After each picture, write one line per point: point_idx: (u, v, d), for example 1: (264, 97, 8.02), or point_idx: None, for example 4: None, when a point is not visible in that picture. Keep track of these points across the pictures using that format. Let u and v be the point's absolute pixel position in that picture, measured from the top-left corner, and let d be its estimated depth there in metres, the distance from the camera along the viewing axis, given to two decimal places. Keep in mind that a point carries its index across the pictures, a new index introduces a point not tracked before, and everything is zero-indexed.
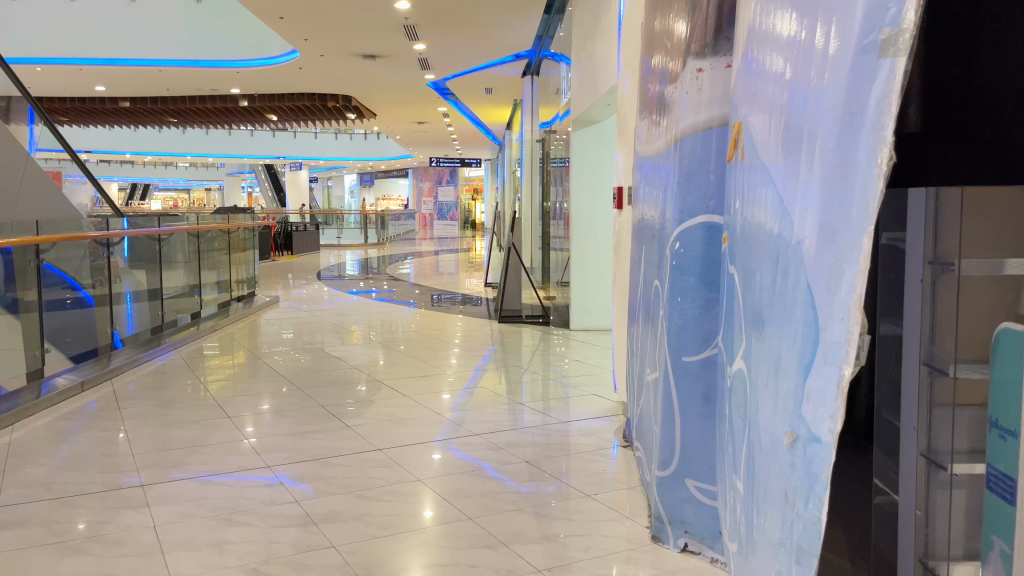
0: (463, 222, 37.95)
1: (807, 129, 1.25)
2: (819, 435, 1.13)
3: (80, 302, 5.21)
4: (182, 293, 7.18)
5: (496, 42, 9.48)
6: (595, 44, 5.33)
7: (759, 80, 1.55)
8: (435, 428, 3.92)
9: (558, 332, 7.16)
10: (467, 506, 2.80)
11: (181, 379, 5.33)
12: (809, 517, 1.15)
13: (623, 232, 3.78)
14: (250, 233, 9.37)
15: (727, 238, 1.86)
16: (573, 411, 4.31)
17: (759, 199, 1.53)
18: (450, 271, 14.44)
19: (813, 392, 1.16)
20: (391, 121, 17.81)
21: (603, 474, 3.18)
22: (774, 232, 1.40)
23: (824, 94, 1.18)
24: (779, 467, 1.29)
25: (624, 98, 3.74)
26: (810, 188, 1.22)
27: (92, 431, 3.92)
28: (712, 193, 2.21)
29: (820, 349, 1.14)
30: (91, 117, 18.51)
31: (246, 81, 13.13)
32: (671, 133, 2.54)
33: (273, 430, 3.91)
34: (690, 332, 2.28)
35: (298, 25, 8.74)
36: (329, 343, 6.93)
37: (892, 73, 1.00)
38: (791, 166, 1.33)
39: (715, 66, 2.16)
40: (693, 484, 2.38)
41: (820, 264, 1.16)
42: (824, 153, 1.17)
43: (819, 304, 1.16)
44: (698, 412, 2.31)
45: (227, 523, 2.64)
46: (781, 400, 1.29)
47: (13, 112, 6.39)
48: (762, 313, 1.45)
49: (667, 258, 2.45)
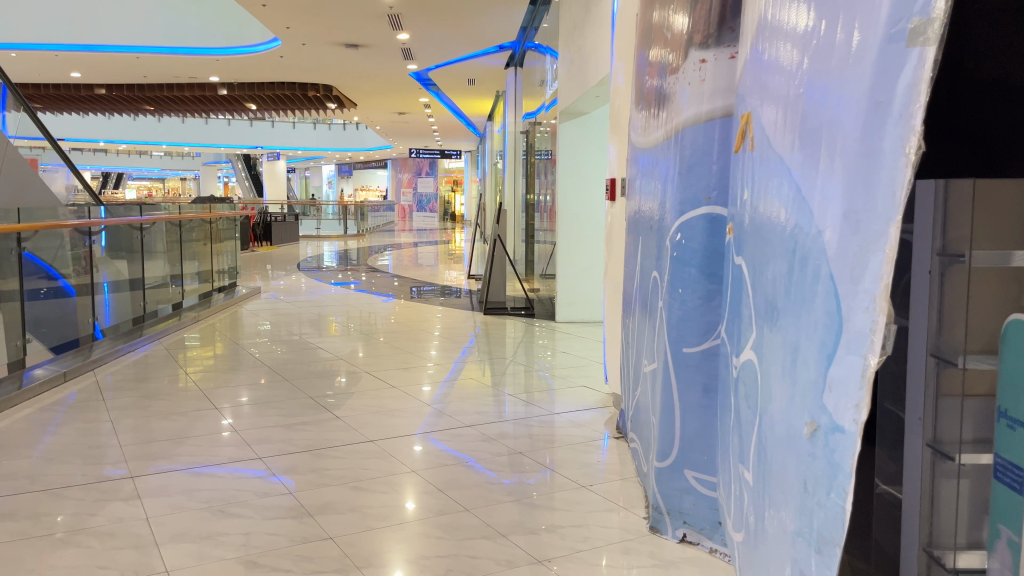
0: (444, 214, 37.76)
1: (828, 119, 1.25)
2: (843, 425, 1.13)
3: (60, 292, 5.13)
4: (162, 284, 7.08)
5: (479, 32, 9.44)
6: (585, 35, 5.31)
7: (771, 74, 1.56)
8: (418, 419, 3.90)
9: (542, 324, 7.13)
10: (462, 497, 2.78)
11: (163, 371, 5.26)
12: (832, 506, 1.15)
13: (616, 225, 3.79)
14: (231, 223, 9.24)
15: (734, 228, 1.89)
16: (559, 403, 4.31)
17: (772, 191, 1.53)
18: (429, 261, 14.77)
19: (835, 381, 1.16)
20: (370, 111, 17.66)
21: (595, 465, 3.18)
22: (790, 224, 1.40)
23: (846, 88, 1.19)
24: (796, 459, 1.29)
25: (617, 90, 3.73)
26: (831, 180, 1.22)
27: (76, 423, 3.86)
28: (714, 183, 2.21)
29: (843, 338, 1.14)
30: (67, 104, 18.22)
31: (226, 69, 12.95)
32: (670, 125, 2.52)
33: (258, 421, 3.87)
34: (690, 324, 2.27)
35: (280, 12, 8.63)
36: (309, 335, 6.86)
37: (920, 62, 1.01)
38: (808, 158, 1.33)
39: (718, 57, 2.16)
40: (692, 474, 2.36)
41: (842, 255, 1.17)
42: (844, 146, 1.18)
43: (842, 294, 1.16)
44: (698, 403, 2.30)
45: (221, 515, 2.60)
46: (800, 392, 1.29)
47: None
48: (776, 303, 1.46)
49: (667, 249, 2.45)
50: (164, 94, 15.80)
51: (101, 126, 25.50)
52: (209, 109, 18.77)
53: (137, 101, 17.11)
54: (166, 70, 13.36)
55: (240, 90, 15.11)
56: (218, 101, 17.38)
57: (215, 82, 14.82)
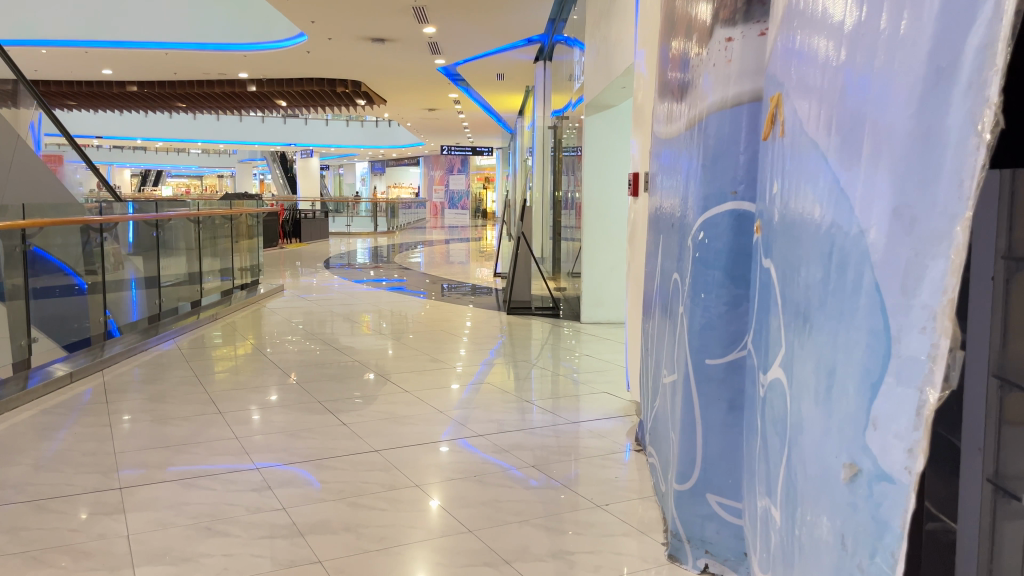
0: (476, 210, 37.55)
1: (873, 98, 1.02)
2: (891, 473, 0.91)
3: (73, 289, 5.02)
4: (183, 281, 6.96)
5: (506, 25, 9.21)
6: (611, 23, 5.06)
7: (807, 52, 1.34)
8: (435, 427, 3.72)
9: (569, 325, 6.90)
10: (468, 517, 2.59)
11: (178, 372, 5.13)
12: (877, 573, 0.94)
13: (639, 221, 3.55)
14: (256, 219, 9.15)
15: (762, 226, 1.68)
16: (583, 410, 4.08)
17: (806, 186, 1.31)
18: (460, 258, 14.61)
19: (882, 416, 0.94)
20: (401, 108, 17.54)
21: (614, 482, 2.95)
22: (825, 222, 1.18)
23: (897, 56, 0.96)
24: (832, 505, 1.07)
25: (641, 80, 3.49)
26: (877, 171, 1.00)
27: (79, 427, 3.73)
28: (741, 176, 1.97)
29: (892, 363, 0.92)
30: (102, 102, 18.34)
31: (254, 65, 12.86)
32: (693, 116, 2.29)
33: (266, 428, 3.71)
34: (714, 333, 2.05)
35: (304, 6, 8.47)
36: (336, 332, 6.74)
37: (996, 14, 0.78)
38: (848, 142, 1.10)
39: (746, 34, 1.93)
40: (715, 499, 2.13)
41: (890, 260, 0.94)
42: (893, 129, 0.96)
43: (891, 309, 0.93)
44: (722, 422, 2.07)
45: (208, 533, 2.43)
46: (837, 425, 1.06)
47: (22, 96, 6.50)
48: (810, 313, 1.23)
49: (689, 249, 2.22)
50: (195, 91, 15.80)
51: (137, 123, 25.73)
52: (241, 106, 18.80)
53: (170, 97, 17.21)
54: (194, 66, 13.32)
55: (269, 86, 15.03)
56: (250, 98, 17.37)
57: (245, 78, 14.78)
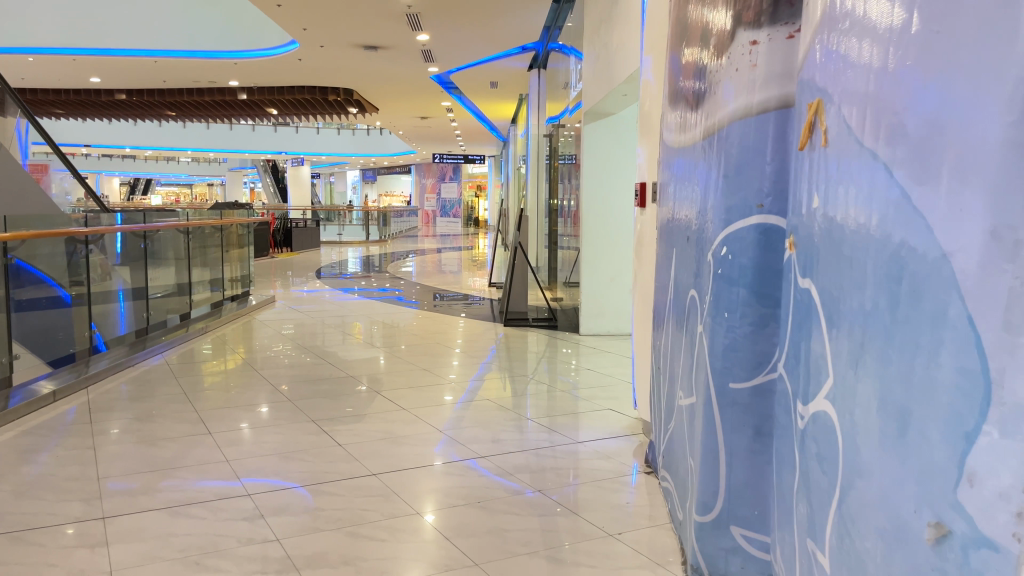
0: (468, 218, 37.39)
1: (953, 102, 0.90)
2: (995, 538, 0.79)
3: (57, 302, 4.86)
4: (172, 293, 6.80)
5: (502, 32, 9.09)
6: (612, 29, 4.94)
7: (855, 51, 1.22)
8: (433, 447, 3.57)
9: (567, 336, 6.77)
10: (472, 548, 2.45)
11: (165, 388, 4.96)
12: None
13: (646, 233, 3.44)
14: (245, 229, 8.98)
15: (796, 243, 1.56)
16: (586, 429, 3.94)
17: (859, 199, 1.18)
18: (453, 267, 14.46)
19: (979, 472, 0.81)
20: (394, 116, 17.40)
21: (623, 507, 2.82)
22: (889, 241, 1.06)
23: (987, 56, 0.84)
24: (908, 564, 0.95)
25: (648, 86, 3.37)
26: (963, 187, 0.87)
27: (62, 450, 3.56)
28: (767, 188, 1.85)
29: (992, 409, 0.80)
30: (91, 110, 18.10)
31: (244, 73, 12.70)
32: (711, 124, 2.17)
33: (257, 449, 3.55)
34: (739, 354, 1.92)
35: (296, 13, 8.32)
36: (329, 344, 6.59)
37: None
38: (920, 152, 0.98)
39: (772, 37, 1.81)
40: (740, 532, 1.98)
41: (985, 291, 0.82)
42: (981, 140, 0.84)
43: (989, 347, 0.81)
44: (747, 448, 1.95)
45: (196, 568, 2.28)
46: (913, 474, 0.94)
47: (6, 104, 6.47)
48: (869, 340, 1.11)
49: (708, 265, 2.10)
50: (185, 99, 15.60)
51: (126, 132, 25.47)
52: (231, 114, 18.61)
53: (159, 105, 16.98)
54: (184, 73, 13.13)
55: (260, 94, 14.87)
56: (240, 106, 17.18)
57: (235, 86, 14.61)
